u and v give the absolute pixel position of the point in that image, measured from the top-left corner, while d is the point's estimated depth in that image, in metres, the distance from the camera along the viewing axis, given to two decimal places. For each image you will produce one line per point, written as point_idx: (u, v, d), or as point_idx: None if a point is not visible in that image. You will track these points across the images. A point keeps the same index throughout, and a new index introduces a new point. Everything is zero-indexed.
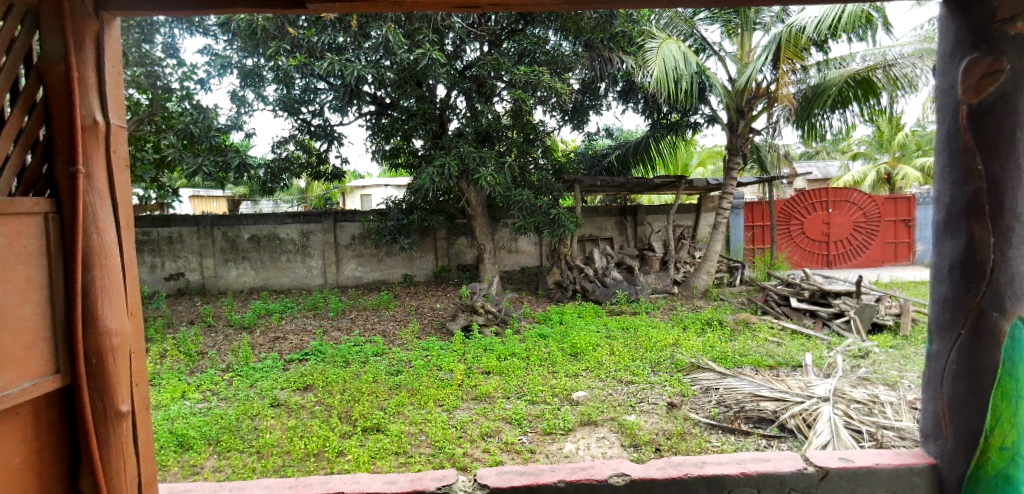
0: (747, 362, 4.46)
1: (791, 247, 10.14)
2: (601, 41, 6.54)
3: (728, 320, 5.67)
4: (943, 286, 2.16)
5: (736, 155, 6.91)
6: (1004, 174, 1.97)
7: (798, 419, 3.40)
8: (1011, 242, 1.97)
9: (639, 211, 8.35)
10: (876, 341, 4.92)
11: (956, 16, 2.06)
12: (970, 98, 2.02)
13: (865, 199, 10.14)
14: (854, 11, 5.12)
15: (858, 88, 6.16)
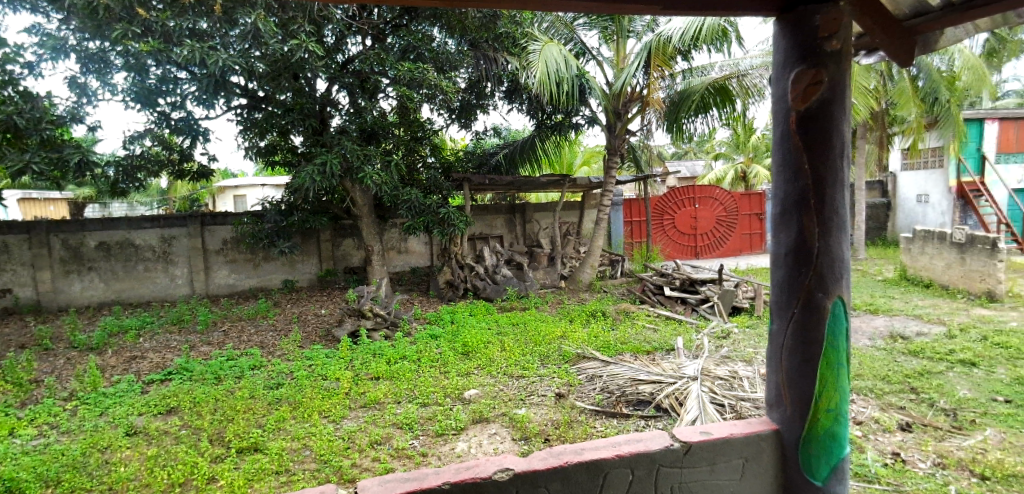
0: (626, 349, 4.74)
1: (664, 240, 10.98)
2: (486, 41, 6.60)
3: (610, 310, 5.99)
4: (781, 271, 2.43)
5: (615, 155, 7.32)
6: (826, 172, 2.27)
7: (671, 399, 3.69)
8: (831, 231, 2.29)
9: (527, 209, 8.55)
10: (735, 322, 5.48)
11: (787, 32, 2.31)
12: (798, 106, 2.28)
13: (726, 195, 11.28)
14: (712, 25, 5.68)
15: (717, 95, 6.80)
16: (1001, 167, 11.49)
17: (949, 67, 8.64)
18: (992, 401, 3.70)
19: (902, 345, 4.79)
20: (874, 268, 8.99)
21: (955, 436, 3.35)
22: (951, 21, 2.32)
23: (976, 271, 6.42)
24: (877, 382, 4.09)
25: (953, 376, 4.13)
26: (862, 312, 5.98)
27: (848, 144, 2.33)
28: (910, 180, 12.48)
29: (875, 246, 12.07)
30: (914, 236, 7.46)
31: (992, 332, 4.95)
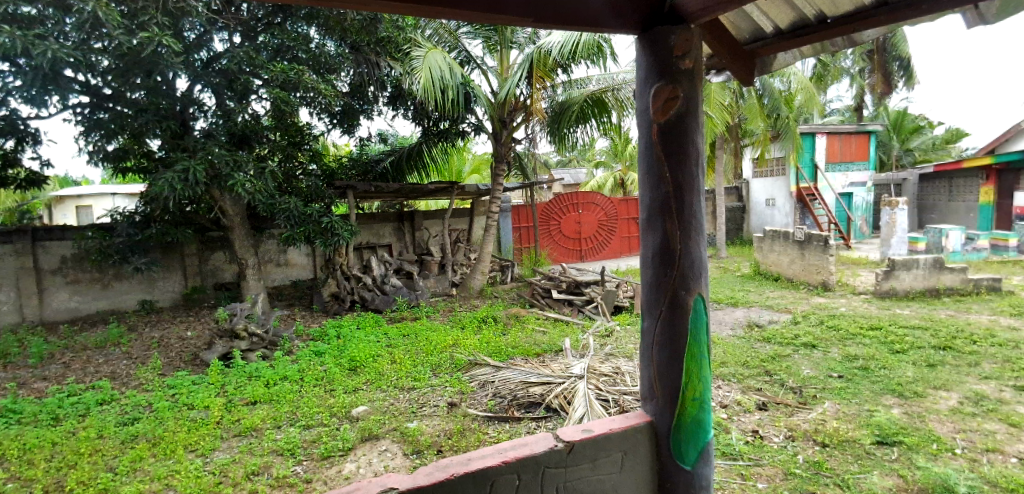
0: (517, 353, 4.83)
1: (551, 245, 11.40)
2: (368, 45, 6.44)
3: (501, 315, 6.08)
4: (649, 272, 2.60)
5: (501, 162, 7.45)
6: (683, 180, 2.48)
7: (561, 398, 3.80)
8: (690, 233, 2.51)
9: (416, 217, 8.42)
10: (618, 320, 5.81)
11: (647, 49, 2.48)
12: (659, 118, 2.47)
13: (607, 201, 11.93)
14: (587, 40, 6.01)
15: (594, 107, 7.21)
16: (830, 174, 13.39)
17: (788, 88, 9.81)
18: (829, 377, 4.27)
19: (757, 333, 5.37)
20: (734, 265, 10.02)
21: (801, 410, 3.81)
22: (781, 47, 2.63)
23: (813, 265, 7.40)
24: (739, 367, 4.54)
25: (798, 357, 4.71)
26: (725, 305, 6.63)
27: (701, 155, 2.56)
28: (761, 186, 14.11)
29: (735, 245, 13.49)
30: (765, 235, 8.43)
31: (827, 317, 5.74)
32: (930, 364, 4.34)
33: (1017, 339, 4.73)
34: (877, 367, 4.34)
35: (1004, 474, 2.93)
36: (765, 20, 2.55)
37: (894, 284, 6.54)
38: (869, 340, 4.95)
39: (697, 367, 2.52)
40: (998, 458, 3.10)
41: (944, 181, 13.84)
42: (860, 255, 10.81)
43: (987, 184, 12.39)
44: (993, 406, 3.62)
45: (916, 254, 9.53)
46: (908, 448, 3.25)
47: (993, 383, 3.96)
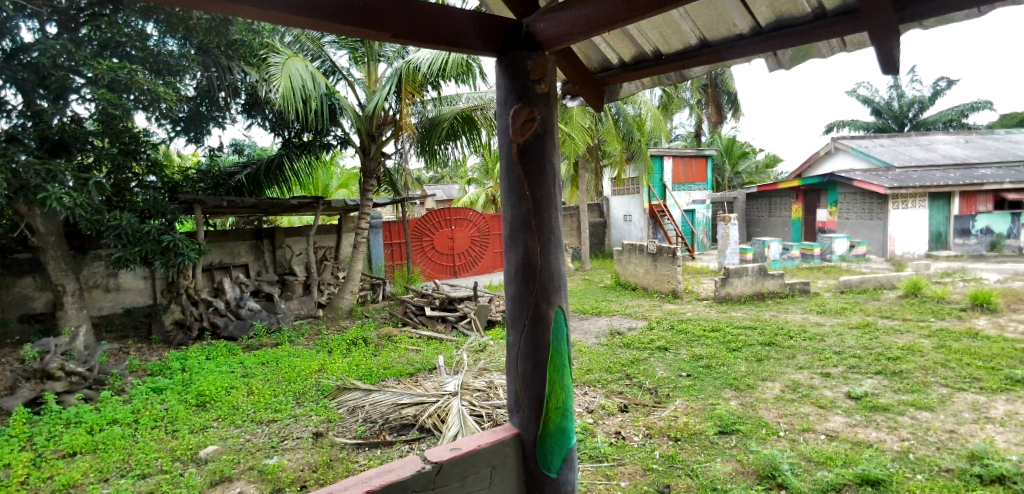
0: (389, 374, 4.68)
1: (424, 261, 11.32)
2: (218, 47, 5.92)
3: (372, 336, 5.85)
4: (512, 286, 2.66)
5: (371, 178, 7.24)
6: (542, 198, 2.59)
7: (434, 418, 3.74)
8: (549, 248, 2.62)
9: (276, 234, 7.85)
10: (490, 335, 5.91)
11: (505, 72, 2.56)
12: (518, 138, 2.55)
13: (479, 217, 12.12)
14: (455, 59, 6.13)
15: (464, 124, 7.33)
16: (678, 192, 14.96)
17: (640, 113, 10.83)
18: (679, 376, 4.70)
19: (618, 340, 5.76)
20: (598, 277, 10.71)
21: (657, 409, 4.15)
22: (626, 77, 2.86)
23: (664, 275, 8.15)
24: (603, 373, 4.83)
25: (653, 360, 5.13)
26: (590, 315, 7.04)
27: (557, 174, 2.70)
28: (622, 202, 15.32)
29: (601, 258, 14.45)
30: (624, 248, 9.15)
31: (676, 321, 6.34)
32: (758, 359, 4.97)
33: (821, 333, 5.62)
34: (718, 364, 4.88)
35: (816, 450, 3.42)
36: (610, 51, 2.78)
37: (730, 289, 7.44)
38: (710, 340, 5.55)
39: (560, 376, 2.62)
40: (811, 436, 3.62)
41: (765, 200, 16.16)
42: (703, 264, 12.17)
43: (798, 202, 14.70)
44: (807, 392, 4.24)
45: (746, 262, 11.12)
46: (744, 435, 3.67)
47: (805, 372, 4.64)
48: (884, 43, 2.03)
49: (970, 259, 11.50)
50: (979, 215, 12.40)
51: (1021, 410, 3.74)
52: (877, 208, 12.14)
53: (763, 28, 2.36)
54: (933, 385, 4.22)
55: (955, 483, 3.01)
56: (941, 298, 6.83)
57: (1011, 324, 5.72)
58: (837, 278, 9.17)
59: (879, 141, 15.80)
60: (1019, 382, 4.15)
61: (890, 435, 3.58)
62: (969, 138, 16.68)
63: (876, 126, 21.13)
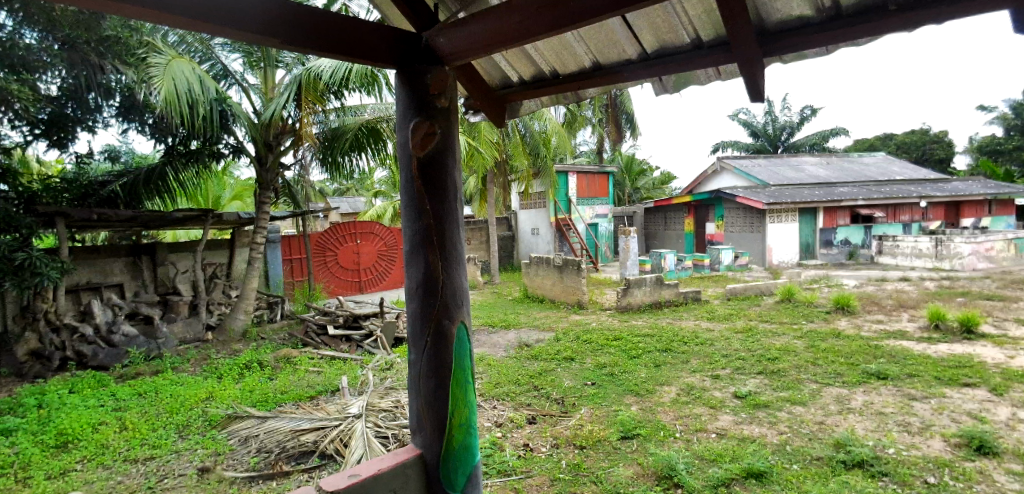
0: (287, 399, 4.41)
1: (327, 277, 10.88)
2: (88, 43, 5.29)
3: (269, 359, 5.49)
4: (414, 303, 2.61)
5: (268, 190, 6.85)
6: (444, 213, 2.57)
7: (337, 442, 3.57)
8: (451, 264, 2.61)
9: (158, 250, 7.18)
10: (398, 351, 5.79)
11: (404, 85, 2.51)
12: (418, 152, 2.51)
13: (386, 230, 11.83)
14: (359, 69, 6.06)
15: (369, 136, 7.20)
16: (582, 207, 15.59)
17: (545, 130, 11.16)
18: (584, 385, 4.85)
19: (526, 352, 5.85)
20: (507, 290, 10.85)
21: (564, 418, 4.24)
22: (526, 95, 2.93)
23: (569, 286, 8.42)
24: (511, 386, 4.87)
25: (560, 370, 5.25)
26: (499, 328, 7.09)
27: (459, 188, 2.69)
28: (529, 216, 15.75)
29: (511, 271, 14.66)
30: (532, 261, 9.35)
31: (581, 332, 6.55)
32: (656, 364, 5.26)
33: (711, 338, 6.07)
34: (620, 372, 5.10)
35: (707, 448, 3.66)
36: (510, 70, 2.83)
37: (630, 299, 7.84)
38: (613, 349, 5.80)
39: (464, 393, 2.59)
40: (703, 435, 3.87)
41: (660, 214, 17.27)
42: (607, 276, 12.77)
43: (691, 216, 15.84)
44: (699, 394, 4.53)
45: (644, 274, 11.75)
46: (644, 439, 3.85)
47: (698, 375, 4.97)
48: (751, 74, 2.24)
49: (833, 267, 13.00)
50: (838, 228, 13.98)
51: (875, 400, 4.25)
52: (757, 221, 13.41)
53: (649, 55, 2.52)
54: (805, 381, 4.68)
55: (824, 469, 3.34)
56: (810, 303, 7.65)
57: (865, 324, 6.52)
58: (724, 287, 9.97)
59: (758, 161, 17.49)
60: (873, 375, 4.72)
61: (770, 429, 3.91)
62: (831, 160, 18.93)
63: (755, 148, 23.38)
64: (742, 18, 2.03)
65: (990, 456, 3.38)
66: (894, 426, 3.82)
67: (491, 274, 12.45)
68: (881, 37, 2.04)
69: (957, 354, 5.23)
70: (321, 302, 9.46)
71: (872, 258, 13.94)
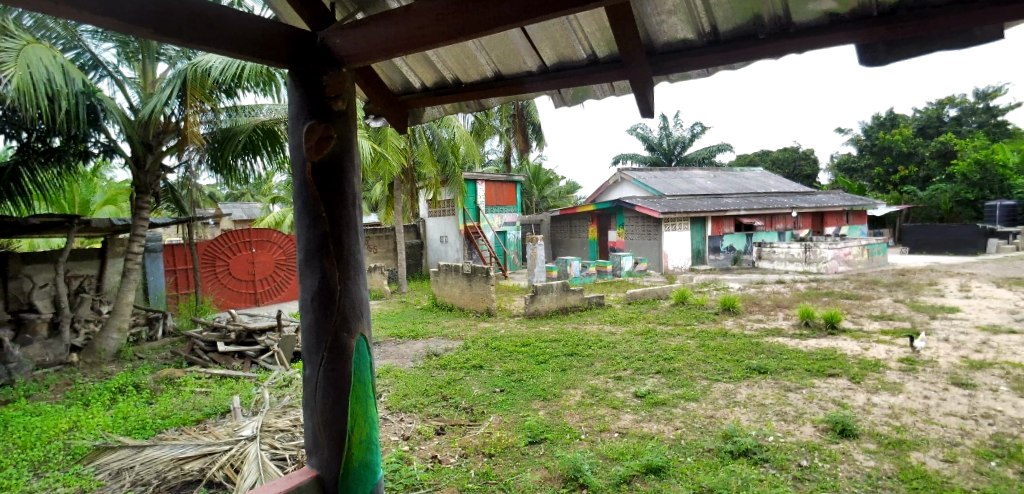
0: (169, 424, 4.01)
1: (217, 289, 10.11)
2: None
3: (147, 381, 4.97)
4: (308, 315, 2.47)
5: (146, 194, 6.19)
6: (342, 220, 2.46)
7: (227, 468, 3.28)
8: (349, 274, 2.49)
9: (11, 261, 6.27)
10: (298, 366, 5.50)
11: (297, 85, 2.36)
12: (313, 157, 2.37)
13: (284, 238, 11.19)
14: (254, 68, 5.88)
15: (265, 138, 6.96)
16: (490, 215, 15.74)
17: (453, 137, 11.32)
18: (492, 392, 4.86)
19: (435, 362, 5.77)
20: (415, 299, 10.67)
21: (472, 427, 4.22)
22: (429, 101, 2.90)
23: (478, 294, 8.45)
24: (419, 397, 4.77)
25: (469, 379, 5.23)
26: (407, 339, 6.93)
27: (358, 195, 2.58)
28: (437, 224, 15.67)
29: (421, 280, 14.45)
30: (440, 269, 9.28)
31: (490, 339, 6.57)
32: (562, 369, 5.40)
33: (613, 341, 6.34)
34: (528, 377, 5.17)
35: (610, 447, 3.79)
36: (413, 75, 2.79)
37: (537, 305, 8.00)
38: (521, 355, 5.88)
39: (364, 408, 2.49)
40: (606, 435, 4.01)
41: (566, 222, 17.82)
42: (515, 283, 12.98)
43: (595, 224, 16.51)
44: (603, 396, 4.70)
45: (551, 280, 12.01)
46: (550, 442, 3.92)
47: (601, 377, 5.17)
48: (642, 90, 2.37)
49: (721, 271, 14.16)
50: (725, 236, 15.26)
51: (757, 392, 4.65)
52: (655, 229, 14.30)
53: (549, 68, 2.58)
54: (697, 378, 5.02)
55: (715, 460, 3.58)
56: (701, 305, 8.25)
57: (747, 323, 7.13)
58: (626, 291, 10.49)
59: (654, 173, 18.66)
60: (755, 370, 5.16)
61: (667, 426, 4.13)
62: (720, 173, 20.66)
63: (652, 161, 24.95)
64: (632, 38, 2.14)
65: (851, 437, 3.80)
66: (773, 416, 4.19)
67: (399, 284, 12.19)
68: (753, 62, 2.23)
69: (823, 347, 5.87)
70: (211, 316, 8.69)
71: (753, 263, 15.31)
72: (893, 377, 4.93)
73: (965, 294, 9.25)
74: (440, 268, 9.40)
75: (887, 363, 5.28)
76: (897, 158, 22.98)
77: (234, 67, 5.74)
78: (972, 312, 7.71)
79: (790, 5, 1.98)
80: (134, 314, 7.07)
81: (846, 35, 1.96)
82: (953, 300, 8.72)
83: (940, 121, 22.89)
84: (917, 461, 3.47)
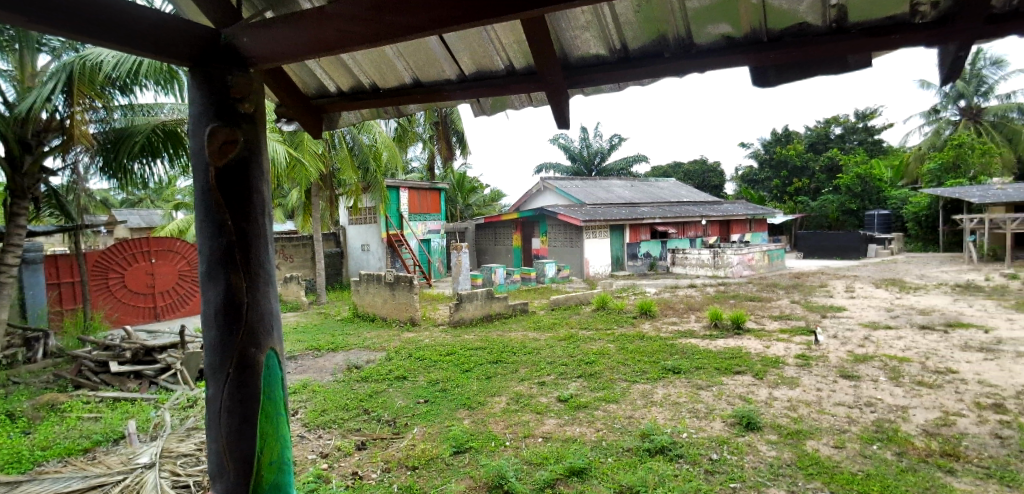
0: (50, 456, 3.59)
1: (110, 303, 9.24)
2: None
3: (22, 409, 4.42)
4: (212, 330, 2.18)
5: (22, 198, 5.54)
6: (250, 229, 2.18)
7: None
8: (259, 286, 2.23)
9: None
10: (203, 385, 5.15)
11: (198, 82, 2.08)
12: (216, 162, 2.08)
13: (189, 248, 10.43)
14: (152, 65, 5.57)
15: (167, 141, 6.54)
16: (414, 222, 15.52)
17: (374, 144, 11.14)
18: (416, 403, 4.77)
19: (356, 374, 5.59)
20: (334, 310, 10.29)
21: (395, 440, 4.11)
22: (345, 106, 2.81)
23: (402, 303, 8.29)
24: (338, 412, 4.59)
25: (391, 390, 5.11)
26: (325, 351, 6.66)
27: (268, 200, 2.32)
28: (359, 231, 15.25)
29: (343, 290, 13.96)
30: (362, 278, 9.01)
31: (413, 349, 6.45)
32: (487, 376, 5.40)
33: (536, 346, 6.44)
34: (452, 386, 5.13)
35: (534, 452, 3.83)
36: (327, 79, 2.69)
37: (462, 313, 7.96)
38: (445, 364, 5.82)
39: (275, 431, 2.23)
40: (531, 441, 4.05)
41: (490, 231, 17.87)
42: (440, 291, 12.85)
43: (518, 232, 16.71)
44: (527, 402, 4.74)
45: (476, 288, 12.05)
46: (475, 451, 3.89)
47: (526, 383, 5.22)
48: (558, 103, 2.43)
49: (639, 277, 14.83)
50: (641, 243, 16.01)
51: (671, 391, 4.89)
52: (576, 237, 14.74)
53: (467, 77, 2.59)
54: (617, 380, 5.20)
55: (634, 459, 3.71)
56: (619, 309, 8.58)
57: (663, 326, 7.49)
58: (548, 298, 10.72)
59: (574, 182, 19.19)
60: (670, 370, 5.43)
61: (589, 428, 4.23)
62: (637, 183, 21.65)
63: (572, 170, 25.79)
64: (547, 51, 2.18)
65: (755, 429, 4.08)
66: (687, 413, 4.42)
67: (317, 294, 11.73)
68: (659, 79, 2.35)
69: (730, 346, 6.28)
70: (102, 334, 7.87)
71: (667, 268, 16.07)
72: (791, 372, 5.36)
73: (850, 295, 10.26)
74: (360, 277, 9.12)
75: (786, 360, 5.73)
76: (791, 171, 25.20)
77: (131, 63, 5.43)
78: (854, 310, 8.58)
79: (691, 27, 2.11)
80: (8, 335, 6.29)
81: (741, 57, 2.11)
82: (839, 300, 9.66)
83: (827, 138, 25.42)
84: (812, 448, 3.79)
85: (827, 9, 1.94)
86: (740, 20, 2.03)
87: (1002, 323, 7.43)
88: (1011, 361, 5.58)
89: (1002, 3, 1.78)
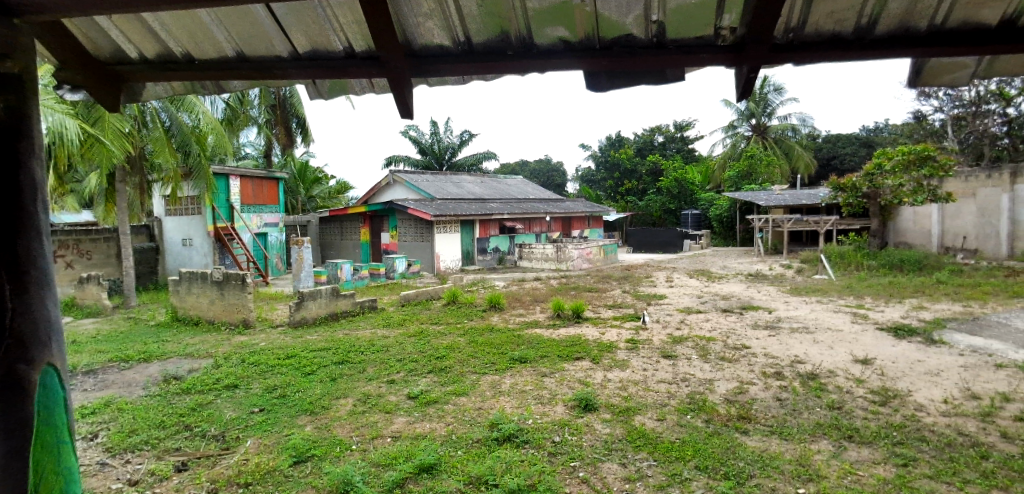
0: None
1: None
2: None
3: None
4: None
5: None
6: (16, 216, 1.63)
7: None
8: (30, 287, 1.65)
9: None
10: None
11: None
12: None
13: None
14: None
15: None
16: (247, 215, 14.15)
17: (197, 125, 10.03)
18: (250, 414, 4.35)
19: (174, 386, 4.93)
20: (148, 314, 8.98)
21: (224, 457, 3.70)
22: (153, 77, 2.44)
23: (232, 304, 7.52)
24: (151, 431, 4.01)
25: (220, 401, 4.60)
26: (136, 362, 5.77)
27: (43, 188, 1.78)
28: (178, 224, 13.49)
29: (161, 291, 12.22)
30: (182, 277, 7.99)
31: (247, 355, 5.88)
32: (332, 378, 5.13)
33: (385, 344, 6.27)
34: (292, 392, 4.77)
35: (383, 453, 3.72)
36: (126, 42, 2.30)
37: (304, 313, 7.46)
38: (284, 368, 5.40)
39: (59, 467, 1.64)
40: (379, 442, 3.93)
41: (336, 225, 17.00)
42: (280, 289, 11.89)
43: (366, 226, 16.12)
44: (375, 401, 4.60)
45: (321, 285, 11.38)
46: (318, 459, 3.66)
47: (374, 383, 5.05)
48: (401, 91, 2.39)
49: (490, 271, 15.29)
50: (491, 238, 16.53)
51: (518, 380, 5.10)
52: (426, 232, 14.68)
53: (301, 56, 2.40)
54: (467, 373, 5.29)
55: (482, 449, 3.79)
56: (469, 303, 8.75)
57: (510, 318, 7.79)
58: (398, 294, 10.55)
59: (425, 176, 19.08)
60: (517, 360, 5.66)
61: (439, 423, 4.24)
62: (488, 180, 22.25)
63: (424, 164, 25.66)
64: (390, 36, 2.12)
65: (592, 410, 4.43)
66: (532, 400, 4.64)
67: (125, 296, 10.10)
68: (502, 75, 2.40)
69: (570, 334, 6.76)
70: None
71: (515, 262, 16.81)
72: (623, 355, 5.92)
73: (669, 284, 11.69)
74: (181, 277, 8.06)
75: (617, 344, 6.32)
76: (624, 173, 28.28)
77: None
78: (672, 298, 9.78)
79: (531, 27, 2.18)
80: None
81: (577, 61, 2.24)
82: (661, 289, 10.93)
83: (652, 145, 28.74)
84: (639, 422, 4.22)
85: (649, 24, 2.13)
86: (575, 25, 2.14)
87: (780, 305, 9.04)
88: (787, 336, 6.81)
89: (782, 35, 2.10)
